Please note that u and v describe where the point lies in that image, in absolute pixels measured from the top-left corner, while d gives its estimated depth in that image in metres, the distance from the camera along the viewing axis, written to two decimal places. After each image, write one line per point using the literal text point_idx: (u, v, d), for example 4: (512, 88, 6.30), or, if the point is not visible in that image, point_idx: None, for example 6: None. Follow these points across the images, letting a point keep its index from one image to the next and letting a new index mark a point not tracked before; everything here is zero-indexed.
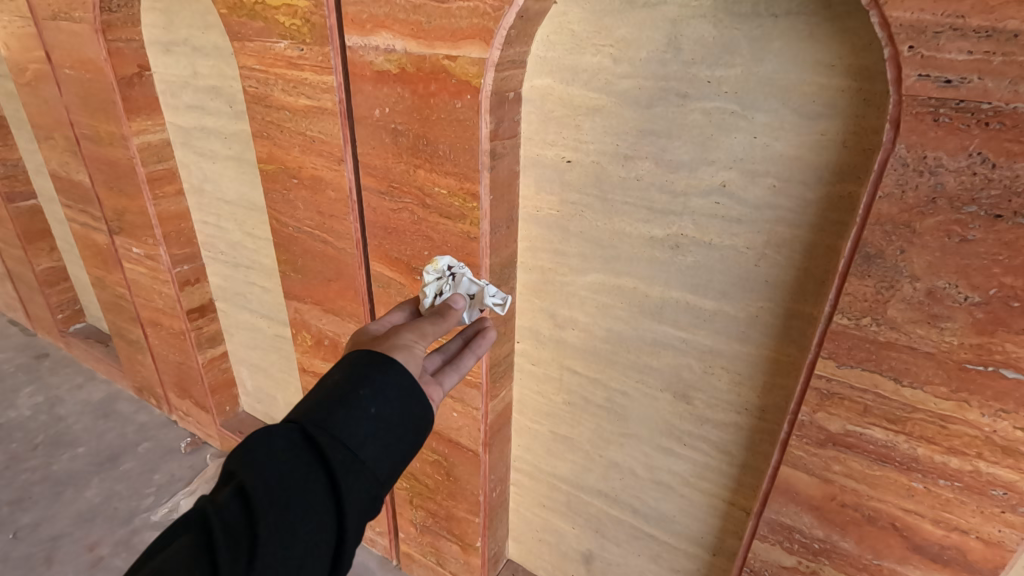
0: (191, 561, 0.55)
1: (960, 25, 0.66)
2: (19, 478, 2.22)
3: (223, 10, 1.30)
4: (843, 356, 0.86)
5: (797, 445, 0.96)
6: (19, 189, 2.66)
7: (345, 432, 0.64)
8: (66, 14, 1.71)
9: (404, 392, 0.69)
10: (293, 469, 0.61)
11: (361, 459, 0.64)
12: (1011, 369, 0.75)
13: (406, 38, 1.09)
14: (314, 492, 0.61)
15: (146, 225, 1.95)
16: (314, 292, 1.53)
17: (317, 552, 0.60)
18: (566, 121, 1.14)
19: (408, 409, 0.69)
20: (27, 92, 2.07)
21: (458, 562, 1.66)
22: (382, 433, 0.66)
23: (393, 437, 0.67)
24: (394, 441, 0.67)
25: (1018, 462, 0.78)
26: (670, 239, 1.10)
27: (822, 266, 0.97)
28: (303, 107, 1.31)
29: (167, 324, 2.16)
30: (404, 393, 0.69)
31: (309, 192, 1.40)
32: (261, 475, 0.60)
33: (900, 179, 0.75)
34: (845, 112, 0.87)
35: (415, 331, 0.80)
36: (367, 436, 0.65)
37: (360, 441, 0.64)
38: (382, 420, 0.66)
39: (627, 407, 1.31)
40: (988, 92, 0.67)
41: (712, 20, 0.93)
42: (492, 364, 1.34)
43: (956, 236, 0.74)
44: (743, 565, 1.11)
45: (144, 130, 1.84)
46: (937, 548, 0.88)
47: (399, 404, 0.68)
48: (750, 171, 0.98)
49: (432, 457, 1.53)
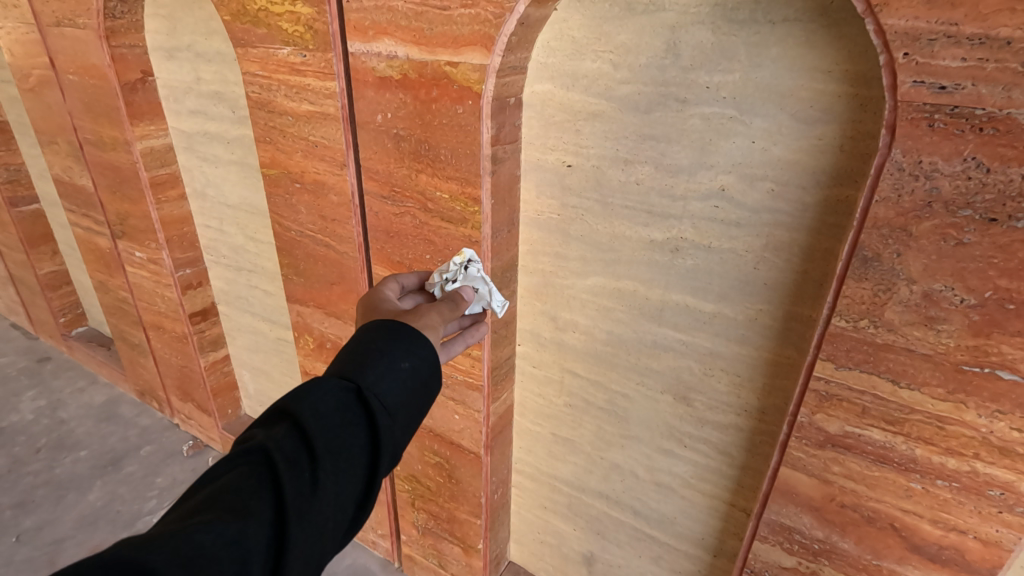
0: (253, 491, 0.60)
1: (954, 32, 0.67)
2: (22, 481, 2.23)
3: (227, 17, 1.32)
4: (842, 358, 0.87)
5: (796, 446, 0.97)
6: (21, 193, 2.68)
7: (387, 394, 0.70)
8: (70, 21, 1.72)
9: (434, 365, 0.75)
10: (343, 421, 0.66)
11: (397, 420, 0.70)
12: (1007, 370, 0.76)
13: (408, 44, 1.10)
14: (357, 446, 0.66)
15: (149, 229, 1.96)
16: (316, 296, 1.54)
17: (351, 497, 0.66)
18: (566, 126, 1.15)
19: (434, 381, 0.75)
20: (31, 98, 2.08)
21: (460, 564, 1.66)
22: (414, 399, 0.72)
23: (420, 404, 0.73)
24: (421, 408, 0.73)
25: (1015, 462, 0.79)
26: (670, 243, 1.11)
27: (820, 269, 0.98)
28: (305, 112, 1.32)
29: (169, 327, 2.17)
30: (434, 367, 0.75)
31: (312, 197, 1.41)
32: (317, 421, 0.65)
33: (896, 184, 0.76)
34: (842, 117, 0.88)
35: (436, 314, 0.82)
36: (404, 400, 0.71)
37: (398, 404, 0.70)
38: (415, 389, 0.72)
39: (627, 409, 1.32)
40: (982, 98, 0.68)
41: (710, 26, 0.94)
42: (494, 367, 1.35)
43: (952, 240, 0.75)
44: (744, 565, 1.12)
45: (147, 135, 1.85)
46: (935, 548, 0.89)
47: (429, 375, 0.74)
48: (749, 175, 0.99)
49: (434, 459, 1.53)
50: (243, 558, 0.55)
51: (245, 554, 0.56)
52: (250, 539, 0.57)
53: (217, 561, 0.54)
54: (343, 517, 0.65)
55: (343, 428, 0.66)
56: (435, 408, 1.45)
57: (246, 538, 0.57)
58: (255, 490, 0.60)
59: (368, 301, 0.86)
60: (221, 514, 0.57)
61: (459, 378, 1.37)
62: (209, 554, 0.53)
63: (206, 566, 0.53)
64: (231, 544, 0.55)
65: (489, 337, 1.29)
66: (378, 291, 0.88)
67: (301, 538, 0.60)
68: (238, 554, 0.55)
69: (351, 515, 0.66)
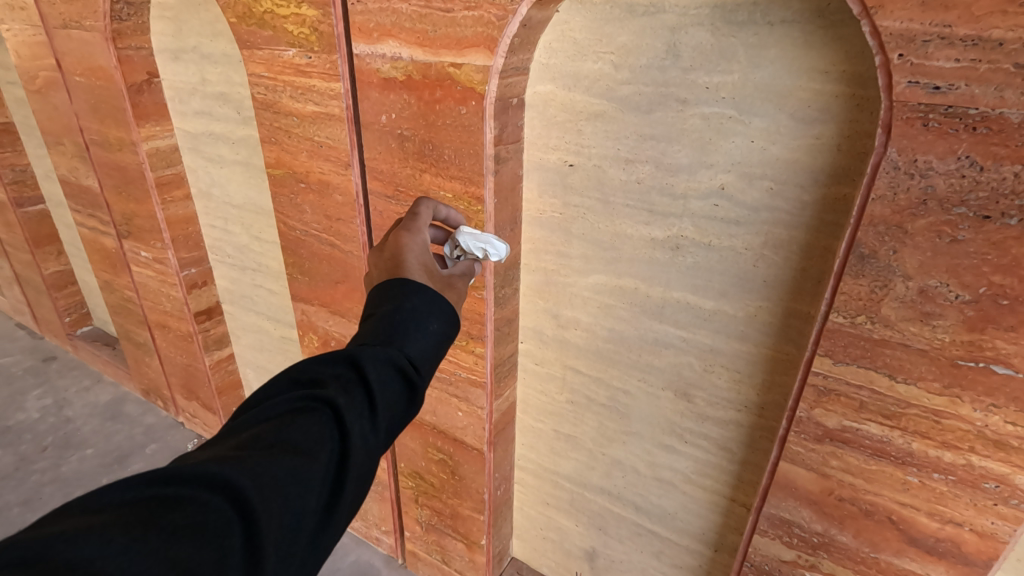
0: (321, 437, 0.61)
1: (947, 34, 0.69)
2: (29, 479, 2.25)
3: (232, 19, 1.33)
4: (839, 353, 0.89)
5: (796, 440, 0.98)
6: (28, 194, 2.70)
7: (428, 370, 0.74)
8: (77, 23, 1.74)
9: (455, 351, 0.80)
10: (396, 388, 0.69)
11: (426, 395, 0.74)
12: (1002, 365, 0.77)
13: (413, 46, 1.12)
14: (401, 412, 0.70)
15: (155, 229, 1.98)
16: (321, 295, 1.56)
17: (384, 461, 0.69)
18: (568, 126, 1.17)
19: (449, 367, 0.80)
20: (38, 99, 2.10)
21: (463, 560, 1.68)
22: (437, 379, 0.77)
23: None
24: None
25: (1010, 455, 0.80)
26: (671, 241, 1.13)
27: (818, 267, 0.99)
28: (310, 113, 1.34)
29: (175, 326, 2.19)
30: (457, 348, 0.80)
31: (317, 197, 1.43)
32: (378, 382, 0.67)
33: (892, 182, 0.77)
34: (839, 116, 0.90)
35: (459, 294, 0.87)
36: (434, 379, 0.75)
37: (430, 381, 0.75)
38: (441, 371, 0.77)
39: (629, 405, 1.33)
40: (975, 98, 0.70)
41: (709, 28, 0.96)
42: (496, 364, 1.36)
43: (946, 237, 0.76)
44: (744, 559, 1.14)
45: (153, 136, 1.87)
46: (932, 541, 0.90)
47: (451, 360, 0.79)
48: (748, 174, 1.01)
49: (437, 456, 1.55)
50: (306, 496, 0.58)
51: (307, 494, 0.58)
52: (314, 480, 0.59)
53: (286, 493, 0.56)
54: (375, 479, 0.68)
55: (394, 395, 0.69)
56: (438, 405, 1.46)
57: (311, 480, 0.59)
58: (321, 433, 0.62)
59: (395, 254, 0.85)
60: (291, 450, 0.59)
61: (462, 375, 1.38)
62: (281, 487, 0.56)
63: (278, 496, 0.55)
64: (298, 482, 0.57)
65: (492, 335, 1.31)
66: (407, 243, 0.87)
67: (351, 489, 0.63)
68: (304, 491, 0.58)
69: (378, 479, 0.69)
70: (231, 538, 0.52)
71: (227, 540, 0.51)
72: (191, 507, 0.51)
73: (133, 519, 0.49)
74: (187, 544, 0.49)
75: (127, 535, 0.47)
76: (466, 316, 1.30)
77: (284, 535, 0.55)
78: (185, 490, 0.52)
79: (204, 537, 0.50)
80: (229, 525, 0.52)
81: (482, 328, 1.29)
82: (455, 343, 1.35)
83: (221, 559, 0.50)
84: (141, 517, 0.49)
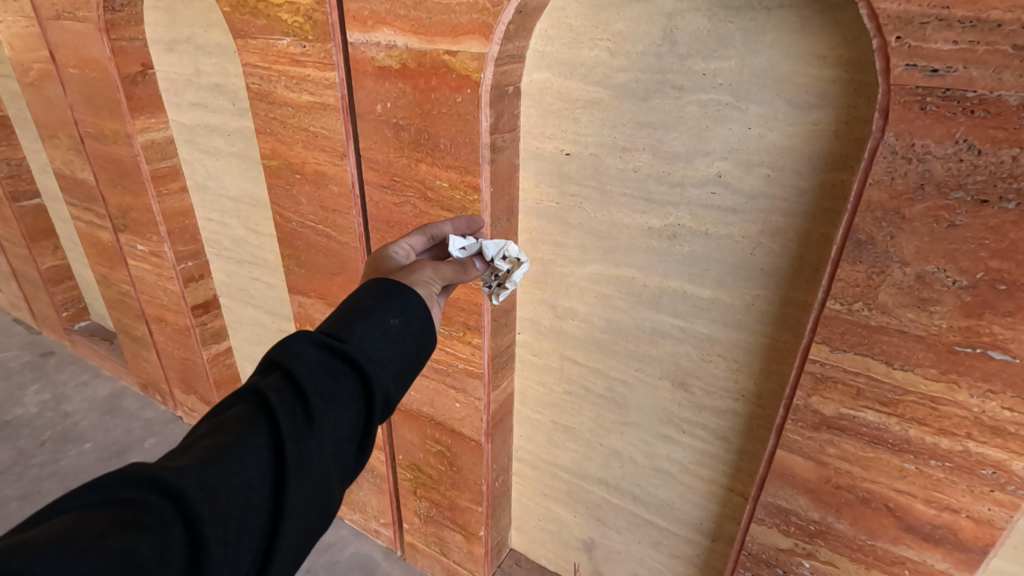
0: (246, 424, 0.61)
1: (946, 16, 0.68)
2: (28, 474, 2.25)
3: (226, 8, 1.32)
4: (837, 340, 0.88)
5: (792, 428, 0.98)
6: (22, 188, 2.69)
7: (376, 349, 0.70)
8: (71, 14, 1.73)
9: (424, 323, 0.76)
10: (330, 366, 0.67)
11: (385, 377, 0.70)
12: (999, 351, 0.77)
13: (407, 34, 1.11)
14: (348, 391, 0.66)
15: (151, 222, 1.98)
16: (317, 286, 1.55)
17: (349, 439, 0.66)
18: (565, 114, 1.16)
19: (424, 341, 0.75)
20: (30, 92, 2.09)
21: (462, 551, 1.68)
22: (402, 355, 0.72)
23: (410, 362, 0.73)
24: (411, 366, 0.73)
25: (1006, 441, 0.80)
26: (668, 229, 1.12)
27: (816, 254, 0.99)
28: (305, 103, 1.32)
29: (172, 320, 2.18)
30: (422, 324, 0.75)
31: (313, 188, 1.43)
32: (304, 362, 0.66)
33: (889, 167, 0.77)
34: (836, 101, 0.89)
35: (434, 270, 0.84)
36: (391, 353, 0.71)
37: (386, 358, 0.70)
38: (403, 346, 0.72)
39: (627, 395, 1.33)
40: (973, 81, 0.69)
41: (706, 12, 0.95)
42: (493, 355, 1.36)
43: (944, 221, 0.76)
44: (742, 547, 1.14)
45: (147, 128, 1.86)
46: (929, 528, 0.90)
47: (416, 334, 0.74)
48: (745, 162, 1.00)
49: (435, 448, 1.55)
50: (243, 477, 0.58)
51: (245, 477, 0.58)
52: (250, 463, 0.59)
53: (221, 478, 0.56)
54: (343, 458, 0.65)
55: (333, 373, 0.66)
56: (436, 397, 1.46)
57: (247, 463, 0.59)
58: (251, 421, 0.62)
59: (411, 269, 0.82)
60: (218, 441, 0.59)
61: (460, 366, 1.38)
62: (211, 475, 0.56)
63: (208, 483, 0.56)
64: (232, 467, 0.57)
65: (490, 326, 1.31)
66: (424, 268, 0.83)
67: (300, 470, 0.61)
68: (239, 472, 0.58)
69: (349, 459, 0.66)
70: (168, 526, 0.52)
71: (166, 531, 0.52)
72: (121, 508, 0.52)
73: (62, 528, 0.49)
74: (120, 537, 0.49)
75: (58, 540, 0.47)
76: (464, 306, 1.29)
77: (230, 515, 0.55)
78: (115, 493, 0.53)
79: (138, 529, 0.50)
80: (164, 516, 0.53)
81: (479, 319, 1.29)
82: (453, 334, 1.35)
83: (162, 545, 0.51)
84: (77, 522, 0.50)
